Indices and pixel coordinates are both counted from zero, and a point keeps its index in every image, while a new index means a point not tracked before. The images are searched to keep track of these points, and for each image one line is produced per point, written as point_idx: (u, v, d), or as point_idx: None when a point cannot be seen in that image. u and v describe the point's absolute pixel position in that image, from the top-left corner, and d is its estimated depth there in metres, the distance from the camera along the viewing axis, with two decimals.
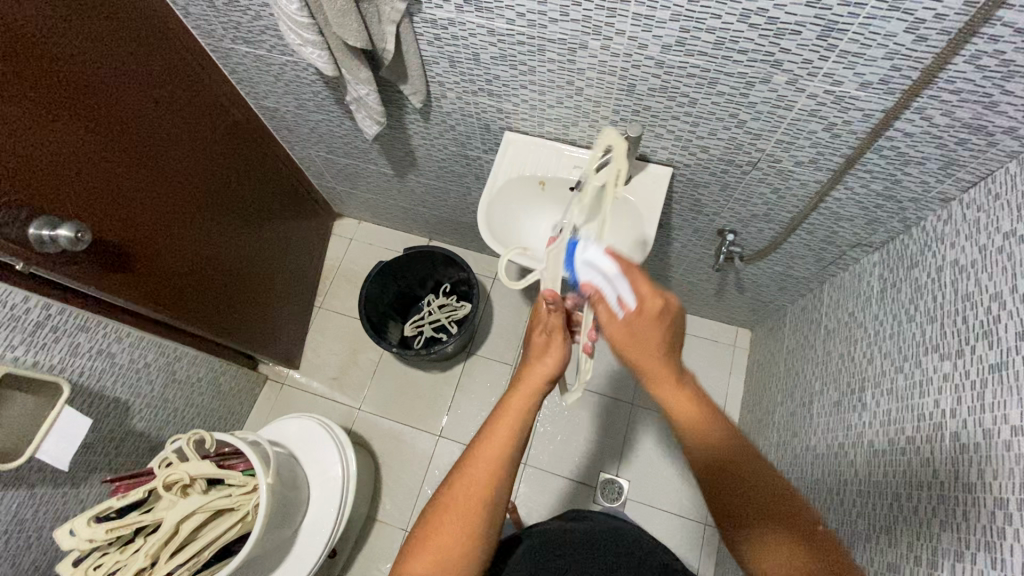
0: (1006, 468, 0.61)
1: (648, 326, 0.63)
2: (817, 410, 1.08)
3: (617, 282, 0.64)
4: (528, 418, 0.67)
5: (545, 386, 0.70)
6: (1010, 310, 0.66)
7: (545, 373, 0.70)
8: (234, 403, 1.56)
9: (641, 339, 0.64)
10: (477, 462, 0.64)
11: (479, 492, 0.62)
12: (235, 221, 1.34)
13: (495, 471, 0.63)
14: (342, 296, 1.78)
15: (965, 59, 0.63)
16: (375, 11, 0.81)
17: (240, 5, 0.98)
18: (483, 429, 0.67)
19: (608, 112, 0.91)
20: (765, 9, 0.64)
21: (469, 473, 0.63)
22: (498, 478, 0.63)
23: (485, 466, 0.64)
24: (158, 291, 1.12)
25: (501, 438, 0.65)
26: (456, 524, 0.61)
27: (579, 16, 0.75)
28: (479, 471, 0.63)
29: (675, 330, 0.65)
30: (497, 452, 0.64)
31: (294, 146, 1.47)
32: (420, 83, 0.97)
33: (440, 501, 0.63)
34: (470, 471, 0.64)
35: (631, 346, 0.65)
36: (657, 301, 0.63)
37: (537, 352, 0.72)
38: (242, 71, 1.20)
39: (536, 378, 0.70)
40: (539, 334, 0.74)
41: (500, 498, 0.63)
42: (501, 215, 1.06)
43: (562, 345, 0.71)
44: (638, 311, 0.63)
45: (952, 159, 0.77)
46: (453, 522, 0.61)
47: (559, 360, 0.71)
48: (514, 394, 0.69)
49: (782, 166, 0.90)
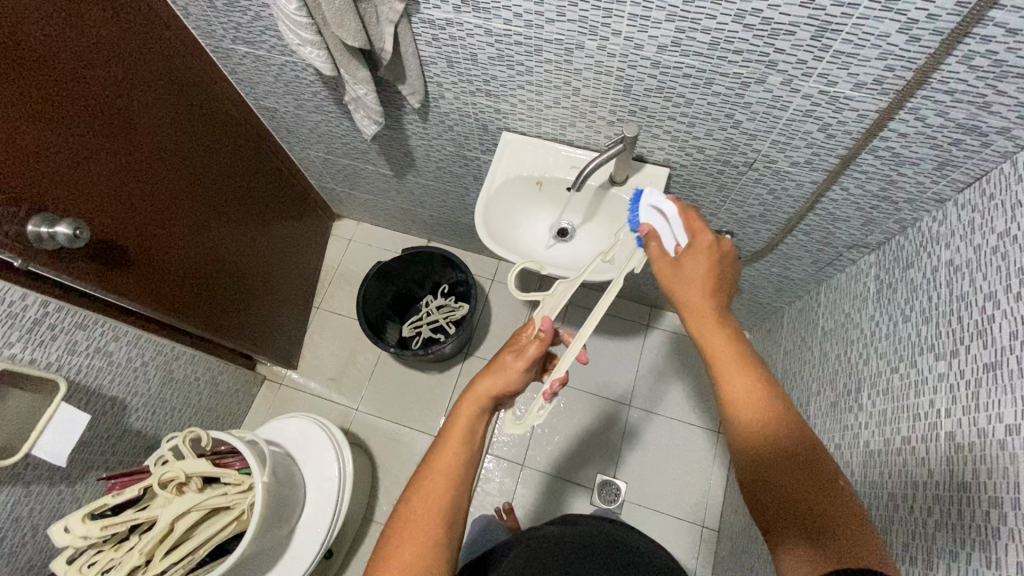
0: (1000, 467, 0.61)
1: (702, 260, 0.67)
2: (814, 412, 1.08)
3: (676, 226, 0.71)
4: (479, 426, 0.68)
5: (496, 397, 0.70)
6: (1004, 309, 0.66)
7: (499, 385, 0.70)
8: (231, 403, 1.56)
9: (689, 274, 0.67)
10: (430, 482, 0.63)
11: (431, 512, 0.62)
12: (234, 221, 1.35)
13: (449, 480, 0.64)
14: (340, 296, 1.79)
15: (958, 60, 0.63)
16: (373, 12, 0.82)
17: (240, 5, 0.99)
18: (437, 441, 0.67)
19: (605, 113, 0.92)
20: (759, 9, 0.65)
21: (424, 493, 0.63)
22: (454, 489, 0.63)
23: (440, 477, 0.64)
24: (155, 289, 1.12)
25: (453, 445, 0.66)
26: (415, 536, 0.60)
27: (575, 17, 0.75)
28: (435, 482, 0.64)
29: (723, 275, 0.67)
30: (450, 461, 0.65)
31: (294, 146, 1.48)
32: (418, 84, 0.98)
33: (398, 515, 0.63)
34: (426, 483, 0.63)
35: (678, 282, 0.68)
36: (708, 237, 0.68)
37: (495, 365, 0.72)
38: (242, 71, 1.21)
39: (484, 389, 0.69)
40: (507, 351, 0.73)
41: (456, 506, 0.63)
42: (499, 214, 1.06)
43: (523, 360, 0.71)
44: (692, 248, 0.68)
45: (946, 160, 0.77)
46: (411, 536, 0.60)
47: (517, 378, 0.70)
48: (461, 403, 0.69)
49: (778, 166, 0.90)
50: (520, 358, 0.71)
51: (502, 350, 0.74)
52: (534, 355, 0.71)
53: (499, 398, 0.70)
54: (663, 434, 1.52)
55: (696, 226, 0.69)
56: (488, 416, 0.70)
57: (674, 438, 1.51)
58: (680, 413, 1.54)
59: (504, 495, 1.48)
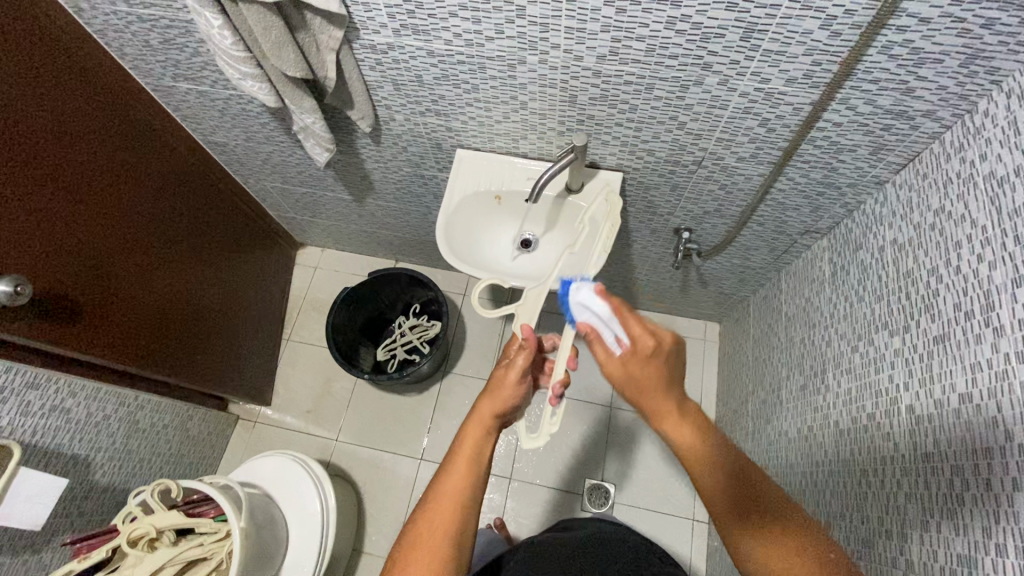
0: (958, 435, 0.63)
1: (646, 366, 0.60)
2: (785, 396, 1.11)
3: (611, 322, 0.63)
4: (486, 449, 0.67)
5: (500, 414, 0.69)
6: (947, 282, 0.69)
7: (500, 404, 0.69)
8: (204, 447, 1.51)
9: (640, 378, 0.60)
10: (435, 510, 0.62)
11: (442, 539, 0.61)
12: (191, 259, 1.31)
13: (459, 505, 0.63)
14: (310, 325, 1.75)
15: (879, 50, 0.66)
16: (312, 40, 0.81)
17: (176, 42, 0.97)
18: (443, 464, 0.66)
19: (554, 124, 0.93)
20: (689, 15, 0.67)
21: (431, 522, 0.62)
22: (461, 512, 0.63)
23: (448, 502, 0.63)
24: (110, 337, 1.08)
25: (461, 469, 0.65)
26: (427, 557, 0.60)
27: (514, 33, 0.76)
28: (443, 507, 0.63)
29: (673, 366, 0.61)
30: (457, 484, 0.64)
31: (248, 179, 1.46)
32: (367, 108, 0.97)
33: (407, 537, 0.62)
34: (433, 508, 0.62)
35: (631, 388, 0.61)
36: (651, 338, 0.60)
37: (493, 385, 0.70)
38: (186, 107, 1.18)
39: (487, 410, 0.68)
40: (499, 367, 0.71)
41: (466, 532, 0.63)
42: (460, 232, 1.06)
43: (517, 372, 0.70)
44: (633, 352, 0.60)
45: (881, 145, 0.81)
46: (421, 559, 0.60)
47: (513, 396, 0.69)
48: (466, 426, 0.68)
49: (725, 162, 0.92)
50: (512, 369, 0.70)
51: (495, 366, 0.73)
52: (525, 364, 0.70)
53: (504, 416, 0.70)
54: (646, 431, 1.53)
55: (636, 325, 0.61)
56: (495, 434, 0.69)
57: (657, 433, 1.53)
58: None
59: (494, 511, 1.47)
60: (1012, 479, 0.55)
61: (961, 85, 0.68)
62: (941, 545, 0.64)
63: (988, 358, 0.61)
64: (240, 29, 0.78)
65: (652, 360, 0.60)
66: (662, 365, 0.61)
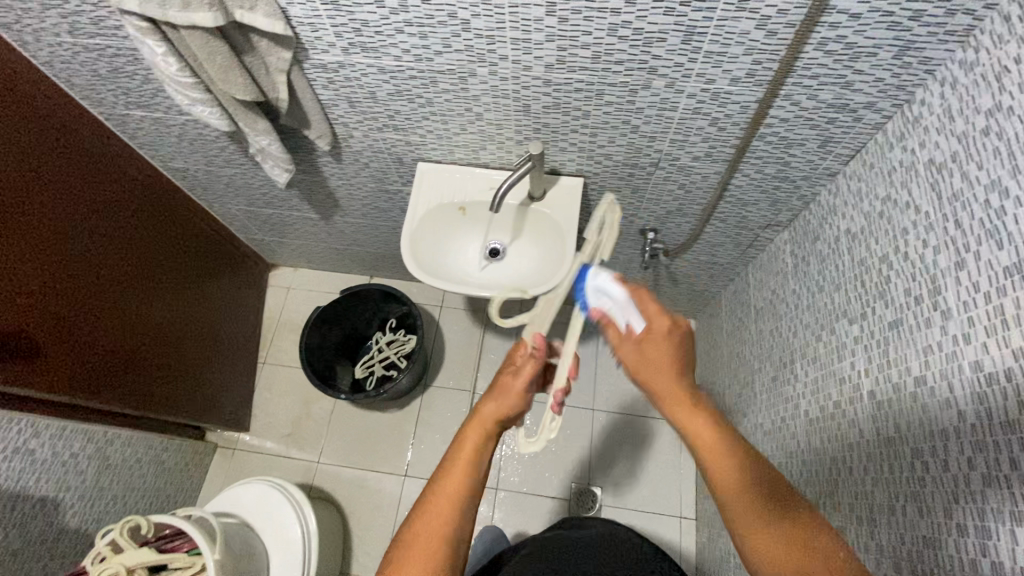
0: (916, 418, 0.64)
1: (659, 348, 0.60)
2: (759, 388, 1.12)
3: (627, 308, 0.63)
4: (487, 451, 0.67)
5: (502, 420, 0.68)
6: (897, 268, 0.71)
7: (503, 409, 0.68)
8: (182, 478, 1.48)
9: (654, 360, 0.60)
10: (435, 507, 0.61)
11: (440, 539, 0.60)
12: (156, 288, 1.29)
13: (458, 504, 0.62)
14: (285, 347, 1.73)
15: (815, 47, 0.68)
16: (260, 63, 0.81)
17: (125, 70, 0.95)
18: (442, 465, 0.65)
19: (511, 133, 0.94)
20: (629, 21, 0.68)
21: (430, 520, 0.60)
22: (459, 516, 0.61)
23: (448, 501, 0.62)
24: (68, 374, 1.05)
25: (463, 468, 0.64)
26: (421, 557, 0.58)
27: (462, 47, 0.77)
28: (442, 506, 0.61)
29: (687, 357, 0.61)
30: (456, 486, 0.62)
31: (213, 203, 1.44)
32: (323, 126, 0.97)
33: (404, 534, 0.61)
34: (432, 504, 0.61)
35: (641, 367, 0.60)
36: (665, 322, 0.61)
37: (495, 391, 0.70)
38: (142, 134, 1.17)
39: (489, 413, 0.67)
40: (503, 374, 0.72)
41: (463, 531, 0.62)
42: (427, 245, 1.05)
43: (520, 378, 0.71)
44: (647, 335, 0.61)
45: (828, 138, 0.82)
46: (417, 557, 0.58)
47: (517, 401, 0.69)
48: (467, 426, 0.67)
49: (681, 162, 0.93)
50: (520, 377, 0.71)
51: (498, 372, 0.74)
52: (530, 373, 0.71)
53: (504, 423, 0.69)
54: (630, 431, 1.54)
55: (651, 310, 0.62)
56: (495, 440, 0.68)
57: (641, 433, 1.53)
58: (642, 409, 1.56)
59: (482, 523, 1.46)
60: (966, 459, 0.56)
61: (897, 76, 0.70)
62: (907, 529, 0.64)
63: (938, 341, 0.62)
64: (185, 55, 0.77)
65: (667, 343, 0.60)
66: (672, 349, 0.61)
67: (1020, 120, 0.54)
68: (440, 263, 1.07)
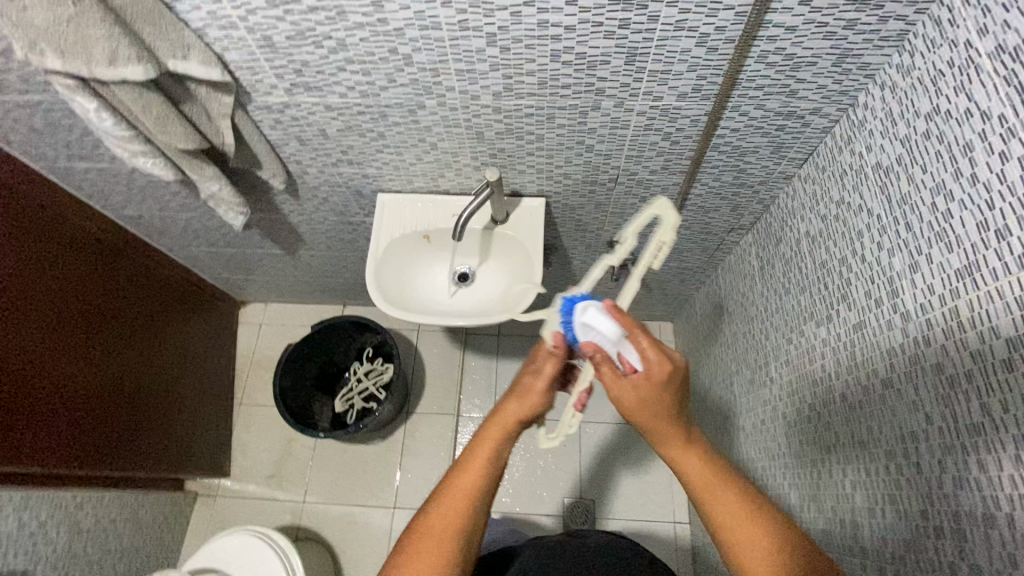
0: (886, 420, 0.65)
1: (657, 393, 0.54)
2: (738, 391, 1.13)
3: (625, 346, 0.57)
4: (506, 451, 0.63)
5: (525, 419, 0.65)
6: (857, 271, 0.71)
7: (526, 409, 0.64)
8: (161, 533, 1.42)
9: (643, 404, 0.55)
10: (447, 503, 0.59)
11: (448, 536, 0.58)
12: (119, 341, 1.25)
13: (472, 502, 0.60)
14: (261, 385, 1.69)
15: (756, 59, 0.68)
16: (200, 110, 0.78)
17: (63, 124, 0.92)
18: (459, 460, 0.62)
19: (467, 160, 0.93)
20: (571, 47, 0.67)
21: (442, 517, 0.58)
22: (470, 516, 0.59)
23: (461, 497, 0.59)
24: (21, 445, 1.01)
25: (478, 467, 0.60)
26: (430, 558, 0.56)
27: (407, 81, 0.76)
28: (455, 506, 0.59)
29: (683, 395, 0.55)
30: (474, 485, 0.60)
31: (173, 246, 1.40)
32: (276, 166, 0.95)
33: (417, 529, 0.58)
34: (446, 500, 0.59)
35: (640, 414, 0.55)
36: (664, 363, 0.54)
37: (520, 389, 0.66)
38: (90, 185, 1.13)
39: (512, 415, 0.63)
40: (527, 371, 0.67)
41: (473, 531, 0.60)
42: (394, 277, 1.03)
43: (546, 379, 0.65)
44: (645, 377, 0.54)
45: (779, 143, 0.83)
46: (425, 553, 0.57)
47: (541, 402, 0.65)
48: (489, 426, 0.63)
49: (640, 176, 0.93)
50: (542, 377, 0.65)
51: (522, 366, 0.69)
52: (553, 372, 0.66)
53: (526, 423, 0.65)
54: (619, 440, 1.52)
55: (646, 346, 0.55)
56: (516, 440, 0.64)
57: (630, 441, 1.52)
58: None
59: None
60: (937, 461, 0.57)
61: (838, 82, 0.71)
62: (888, 531, 0.64)
63: (901, 343, 0.62)
64: (120, 109, 0.74)
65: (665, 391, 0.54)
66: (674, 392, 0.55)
67: (957, 123, 0.55)
68: (409, 293, 1.04)
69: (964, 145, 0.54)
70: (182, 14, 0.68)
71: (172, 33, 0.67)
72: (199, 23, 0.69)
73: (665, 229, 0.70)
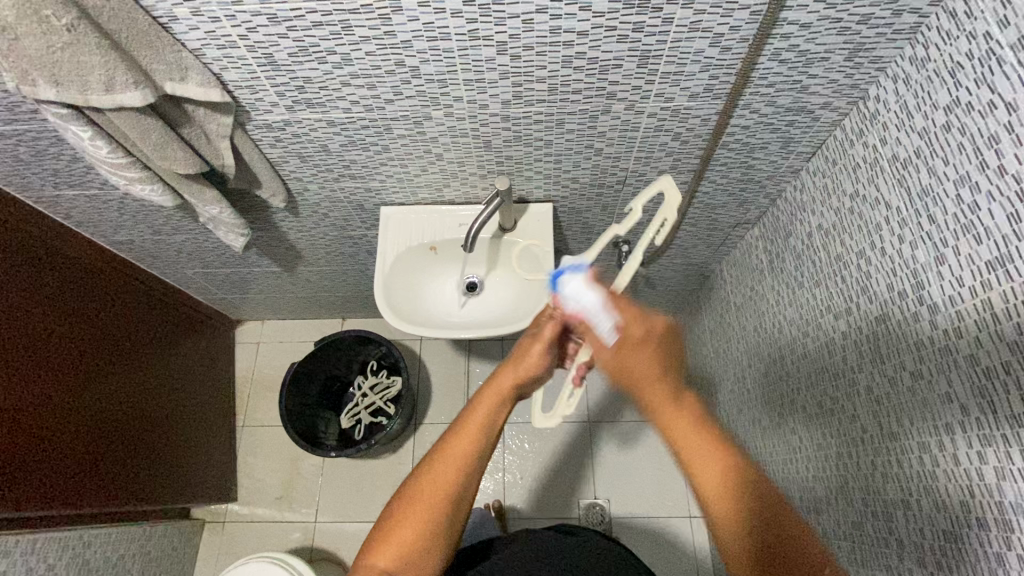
0: (918, 414, 0.64)
1: (635, 355, 0.54)
2: (751, 384, 1.13)
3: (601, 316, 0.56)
4: (500, 416, 0.63)
5: (520, 386, 0.64)
6: (876, 264, 0.72)
7: (521, 373, 0.64)
8: (171, 564, 1.39)
9: (629, 365, 0.54)
10: (439, 466, 0.60)
11: (438, 496, 0.59)
12: (116, 371, 1.21)
13: (463, 464, 0.60)
14: (263, 405, 1.65)
15: (769, 57, 0.68)
16: (199, 133, 0.75)
17: (50, 152, 0.88)
18: (456, 421, 0.62)
19: (474, 169, 0.91)
20: (583, 52, 0.66)
21: (434, 477, 0.60)
22: (461, 478, 0.60)
23: (453, 460, 0.60)
24: (22, 488, 0.97)
25: (471, 430, 0.61)
26: (421, 513, 0.59)
27: (413, 92, 0.74)
28: (439, 470, 0.60)
29: (667, 357, 0.55)
30: (465, 448, 0.60)
31: (166, 270, 1.36)
32: (276, 184, 0.92)
33: (406, 491, 0.60)
34: (438, 462, 0.60)
35: (624, 378, 0.55)
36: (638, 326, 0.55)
37: (515, 354, 0.65)
38: (79, 213, 1.08)
39: (507, 380, 0.63)
40: (526, 335, 0.66)
41: (465, 493, 0.60)
42: (402, 291, 1.01)
43: (545, 345, 0.64)
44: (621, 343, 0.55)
45: (789, 138, 0.83)
46: (414, 516, 0.59)
47: (538, 367, 0.64)
48: (482, 393, 0.63)
49: (648, 177, 0.93)
50: (540, 343, 0.64)
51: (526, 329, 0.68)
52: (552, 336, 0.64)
53: (522, 388, 0.64)
54: (632, 439, 1.47)
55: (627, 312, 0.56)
56: (512, 404, 0.64)
57: (646, 442, 1.47)
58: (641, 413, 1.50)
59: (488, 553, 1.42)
60: (976, 452, 0.57)
61: (850, 76, 0.71)
62: (925, 523, 0.65)
63: (929, 335, 0.62)
64: (115, 135, 0.71)
65: (640, 348, 0.54)
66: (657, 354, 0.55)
67: (980, 115, 0.55)
68: (417, 305, 1.02)
69: (989, 137, 0.54)
70: (179, 35, 0.64)
71: (170, 55, 0.64)
72: (197, 44, 0.66)
73: (666, 207, 0.68)
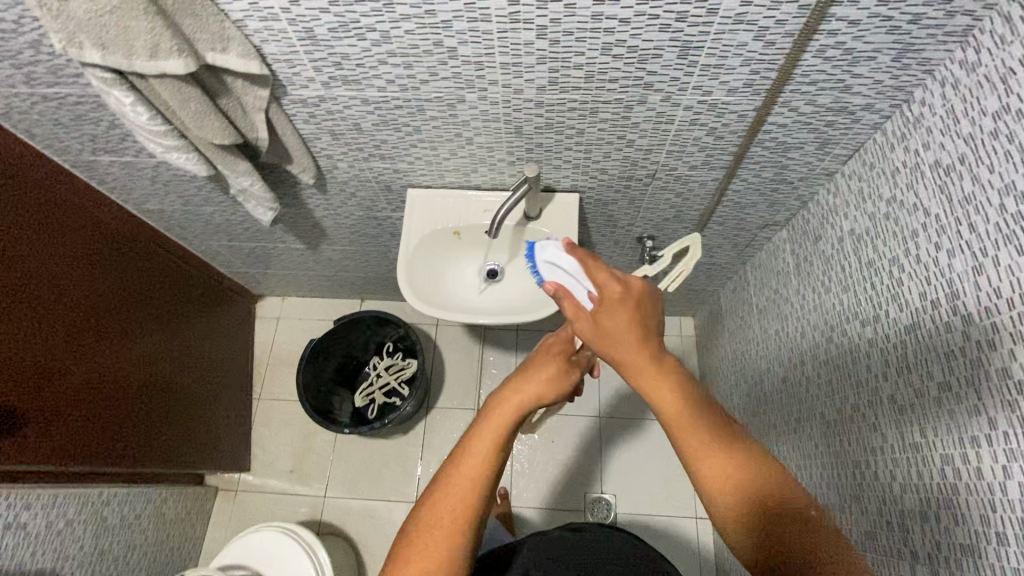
0: (944, 425, 0.63)
1: (617, 315, 0.52)
2: (769, 388, 1.11)
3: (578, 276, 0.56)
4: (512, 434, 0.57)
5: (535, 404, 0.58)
6: (909, 272, 0.70)
7: (542, 392, 0.58)
8: (184, 527, 1.43)
9: (611, 330, 0.52)
10: (454, 488, 0.54)
11: (457, 522, 0.53)
12: (140, 336, 1.24)
13: (480, 486, 0.54)
14: (280, 380, 1.68)
15: (813, 54, 0.66)
16: (236, 105, 0.77)
17: (88, 116, 0.90)
18: (465, 442, 0.56)
19: (503, 155, 0.91)
20: (623, 40, 0.66)
21: (447, 497, 0.53)
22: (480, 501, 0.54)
23: (469, 484, 0.54)
24: (46, 444, 1.01)
25: (485, 449, 0.55)
26: (439, 542, 0.52)
27: (449, 74, 0.74)
28: (461, 488, 0.54)
29: (649, 320, 0.53)
30: (482, 470, 0.54)
31: (193, 241, 1.38)
32: (307, 160, 0.93)
33: (419, 519, 0.53)
34: (455, 484, 0.54)
35: (603, 341, 0.53)
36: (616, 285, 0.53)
37: (532, 370, 0.60)
38: (113, 180, 1.11)
39: (523, 396, 0.57)
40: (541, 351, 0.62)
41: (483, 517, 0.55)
42: (424, 274, 1.01)
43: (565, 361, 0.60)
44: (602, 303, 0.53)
45: (826, 139, 0.81)
46: (430, 547, 0.52)
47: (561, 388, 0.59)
48: (494, 411, 0.57)
49: (679, 172, 0.92)
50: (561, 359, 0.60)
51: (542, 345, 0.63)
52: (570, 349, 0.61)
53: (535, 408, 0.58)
54: (640, 436, 1.47)
55: (601, 274, 0.53)
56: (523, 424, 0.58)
57: (655, 440, 1.47)
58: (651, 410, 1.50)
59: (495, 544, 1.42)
60: (1000, 466, 0.56)
61: (895, 78, 0.69)
62: (942, 535, 0.64)
63: (960, 345, 0.61)
64: (156, 103, 0.72)
65: (624, 309, 0.52)
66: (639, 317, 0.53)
67: None
68: (438, 289, 1.02)
69: None
70: (223, 5, 0.65)
71: (213, 25, 0.65)
72: (239, 15, 0.66)
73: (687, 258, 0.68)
